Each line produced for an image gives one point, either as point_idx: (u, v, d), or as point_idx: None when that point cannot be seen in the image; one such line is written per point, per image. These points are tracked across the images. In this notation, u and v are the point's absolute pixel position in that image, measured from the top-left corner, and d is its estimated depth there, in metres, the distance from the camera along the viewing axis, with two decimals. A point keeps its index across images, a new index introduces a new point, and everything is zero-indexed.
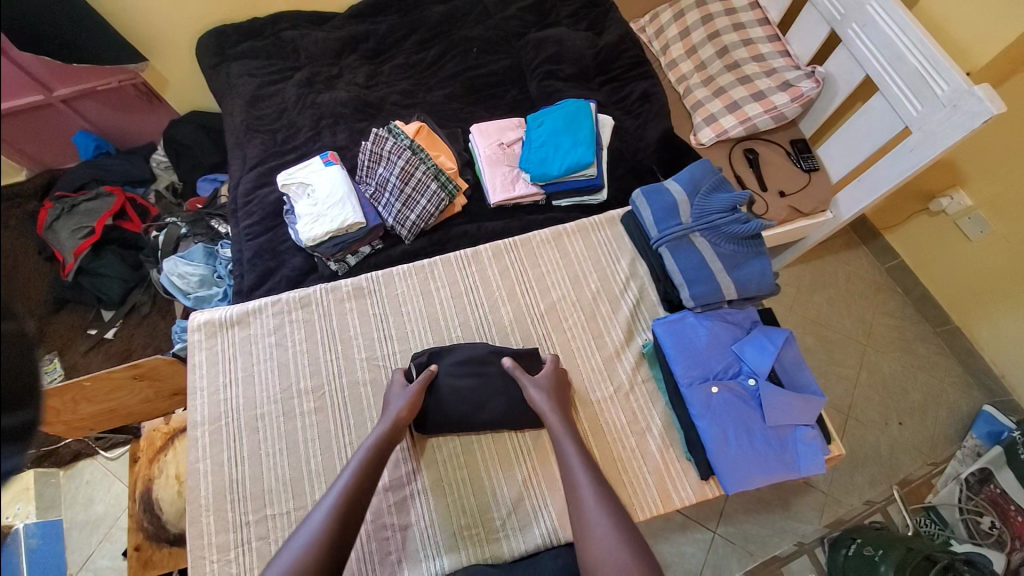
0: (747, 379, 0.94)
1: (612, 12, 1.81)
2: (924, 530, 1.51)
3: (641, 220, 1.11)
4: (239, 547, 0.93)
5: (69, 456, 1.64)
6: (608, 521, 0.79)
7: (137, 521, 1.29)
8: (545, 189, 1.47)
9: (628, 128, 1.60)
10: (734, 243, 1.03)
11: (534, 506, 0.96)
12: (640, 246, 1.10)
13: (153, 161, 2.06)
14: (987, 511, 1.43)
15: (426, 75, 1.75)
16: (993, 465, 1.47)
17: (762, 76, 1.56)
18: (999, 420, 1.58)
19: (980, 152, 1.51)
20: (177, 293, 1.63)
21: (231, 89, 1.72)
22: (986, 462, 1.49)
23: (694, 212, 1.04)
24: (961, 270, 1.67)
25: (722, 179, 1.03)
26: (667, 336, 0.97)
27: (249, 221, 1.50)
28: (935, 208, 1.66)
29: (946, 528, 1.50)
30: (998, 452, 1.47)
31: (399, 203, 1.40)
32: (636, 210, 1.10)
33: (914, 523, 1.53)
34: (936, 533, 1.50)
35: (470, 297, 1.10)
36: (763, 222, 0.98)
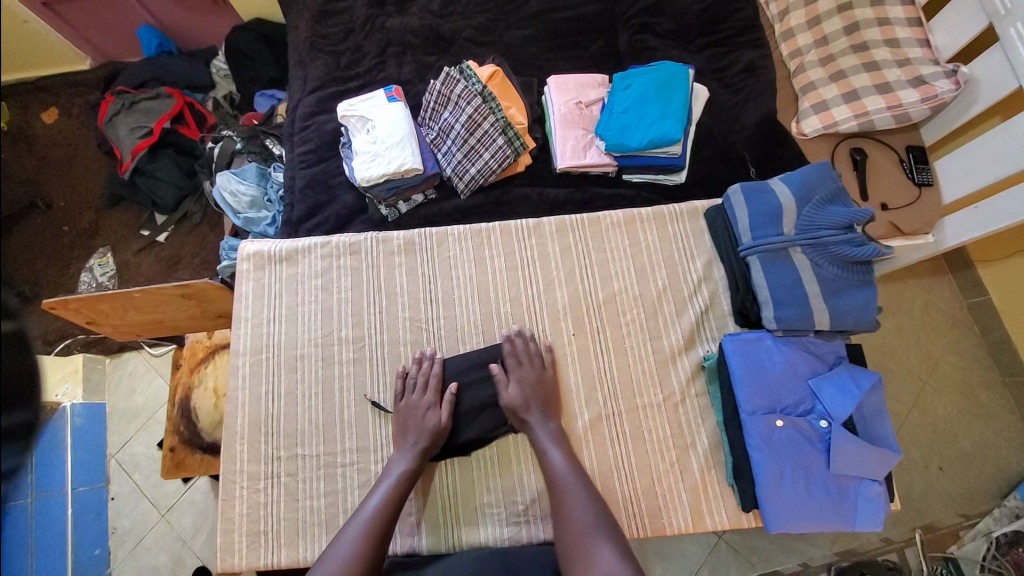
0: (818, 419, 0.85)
1: None
2: None
3: (730, 220, 0.99)
4: (269, 480, 0.96)
5: (115, 346, 1.73)
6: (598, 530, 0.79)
7: (175, 424, 1.36)
8: (619, 160, 1.34)
9: (723, 104, 1.42)
10: (834, 265, 0.91)
11: None
12: (722, 249, 0.99)
13: (212, 66, 1.97)
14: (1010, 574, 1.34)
15: (505, 11, 1.58)
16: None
17: (892, 65, 1.34)
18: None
19: None
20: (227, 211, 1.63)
21: (298, 0, 1.61)
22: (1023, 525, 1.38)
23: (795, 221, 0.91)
24: None
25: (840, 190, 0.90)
26: (736, 356, 0.88)
27: (304, 148, 1.45)
28: None
29: None
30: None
31: (460, 154, 1.31)
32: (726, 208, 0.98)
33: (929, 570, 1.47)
34: None
35: (525, 272, 1.02)
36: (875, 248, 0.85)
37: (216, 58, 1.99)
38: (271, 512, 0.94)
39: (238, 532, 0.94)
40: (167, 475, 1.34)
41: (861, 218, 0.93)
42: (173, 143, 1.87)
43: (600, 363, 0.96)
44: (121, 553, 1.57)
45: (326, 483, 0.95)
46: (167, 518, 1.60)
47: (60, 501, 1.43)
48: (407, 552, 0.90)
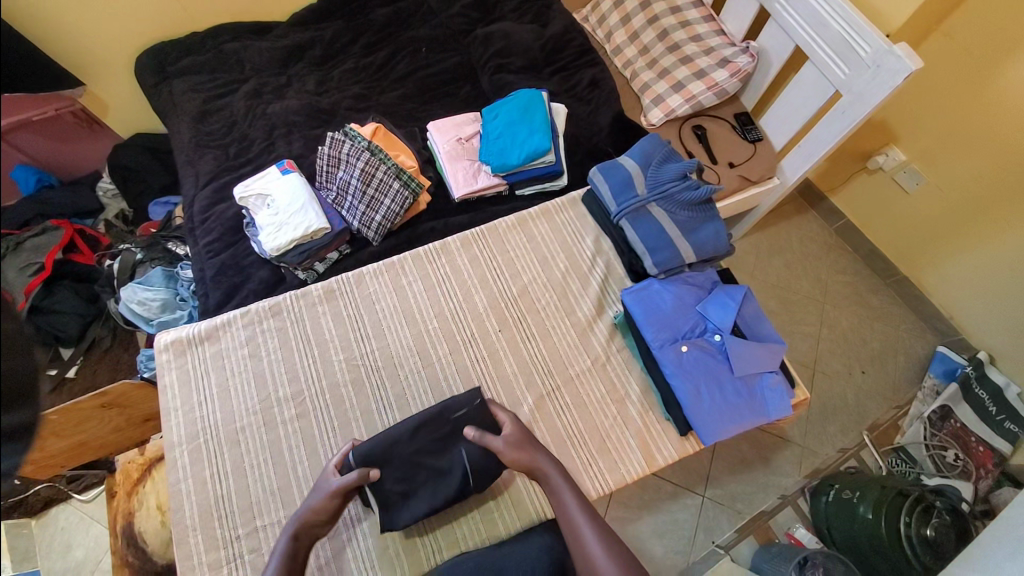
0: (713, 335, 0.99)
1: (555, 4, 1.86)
2: (896, 469, 1.60)
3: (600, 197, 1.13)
4: (233, 563, 0.92)
5: (39, 505, 1.56)
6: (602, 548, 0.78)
7: (121, 557, 1.25)
8: (508, 179, 1.49)
9: (582, 114, 1.64)
10: (687, 210, 1.08)
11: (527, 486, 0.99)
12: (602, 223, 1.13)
13: (99, 189, 1.99)
14: (951, 445, 1.57)
15: (377, 78, 1.75)
16: (951, 401, 1.63)
17: (701, 55, 1.62)
18: (952, 358, 1.72)
19: (906, 111, 1.62)
20: (141, 322, 1.59)
21: (176, 107, 1.68)
22: (946, 399, 1.64)
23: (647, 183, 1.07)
24: (905, 223, 1.79)
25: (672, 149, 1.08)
26: (635, 303, 1.00)
27: (208, 238, 1.48)
28: (873, 166, 1.77)
29: (914, 465, 1.59)
30: (955, 390, 1.64)
31: (363, 205, 1.40)
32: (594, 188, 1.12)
33: (886, 464, 1.62)
34: (907, 471, 1.58)
35: (442, 288, 1.10)
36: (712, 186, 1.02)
37: (101, 180, 2.01)
38: None
39: None
40: None
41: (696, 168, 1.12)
42: (69, 272, 1.81)
43: (529, 350, 1.04)
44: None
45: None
46: None
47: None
48: None
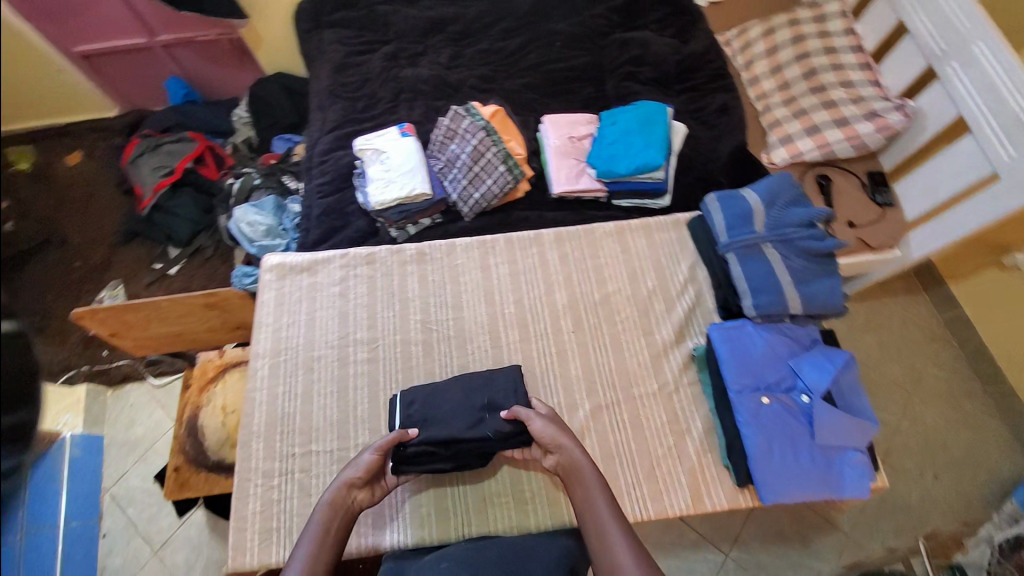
0: (800, 394, 0.94)
1: (700, 22, 1.82)
2: None
3: (711, 226, 1.10)
4: (283, 476, 0.99)
5: (118, 377, 1.77)
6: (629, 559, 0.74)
7: (180, 444, 1.38)
8: (609, 186, 1.48)
9: (702, 138, 1.58)
10: (804, 259, 1.03)
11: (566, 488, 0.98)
12: (705, 252, 1.10)
13: (235, 115, 2.19)
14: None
15: (506, 63, 1.80)
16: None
17: (847, 103, 1.52)
18: None
19: None
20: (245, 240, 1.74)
21: (321, 55, 1.82)
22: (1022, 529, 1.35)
23: (768, 223, 1.03)
24: None
25: (802, 194, 1.04)
26: (720, 337, 0.98)
27: (321, 179, 1.60)
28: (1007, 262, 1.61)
29: None
30: None
31: (466, 180, 1.45)
32: (707, 216, 1.09)
33: None
34: None
35: (526, 277, 1.12)
36: (840, 242, 0.98)
37: (237, 108, 2.21)
38: (285, 508, 0.97)
39: (251, 530, 0.96)
40: (170, 495, 1.35)
41: (824, 218, 1.07)
42: (193, 181, 2.04)
43: (598, 359, 1.03)
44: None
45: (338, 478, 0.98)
46: (158, 555, 1.60)
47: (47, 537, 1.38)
48: (419, 542, 0.94)
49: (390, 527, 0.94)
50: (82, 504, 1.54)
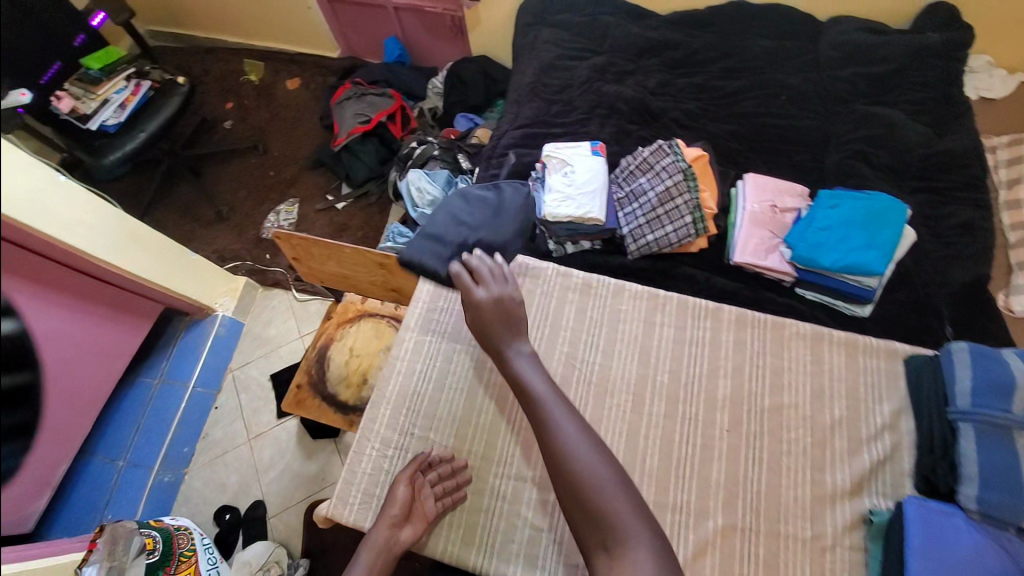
0: None
1: (967, 116, 1.52)
2: None
3: (948, 379, 0.95)
4: (396, 451, 1.02)
5: (271, 281, 1.99)
6: (579, 438, 0.80)
7: (308, 366, 1.51)
8: (800, 274, 1.30)
9: (930, 253, 1.33)
10: None
11: None
12: (928, 406, 0.96)
13: (430, 84, 2.29)
14: None
15: (717, 104, 1.67)
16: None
17: None
18: None
19: None
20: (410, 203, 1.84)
21: (532, 51, 1.85)
22: None
23: None
24: None
25: None
26: (914, 509, 0.85)
27: (498, 171, 1.62)
28: None
29: None
30: None
31: (643, 219, 1.38)
32: (951, 366, 0.94)
33: None
34: None
35: (690, 350, 1.03)
36: None
37: (435, 78, 2.31)
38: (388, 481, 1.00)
39: (355, 488, 1.00)
40: (287, 407, 1.47)
41: None
42: (381, 134, 2.18)
43: (749, 473, 0.93)
44: (200, 459, 1.70)
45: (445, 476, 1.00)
46: (251, 443, 1.71)
47: (175, 395, 1.69)
48: None
49: (478, 551, 0.94)
50: (209, 373, 1.76)
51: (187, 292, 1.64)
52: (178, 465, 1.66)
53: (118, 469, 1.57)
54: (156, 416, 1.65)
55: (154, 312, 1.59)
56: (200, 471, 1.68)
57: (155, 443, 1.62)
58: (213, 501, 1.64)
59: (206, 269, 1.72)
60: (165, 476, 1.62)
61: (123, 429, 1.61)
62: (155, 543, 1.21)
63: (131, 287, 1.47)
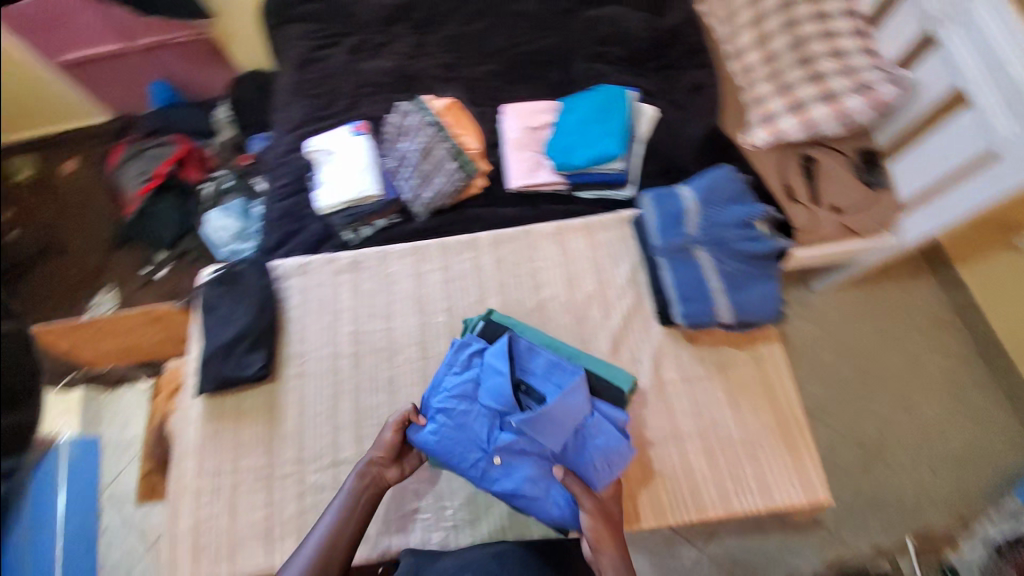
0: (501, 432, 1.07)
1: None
2: None
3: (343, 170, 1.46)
4: (210, 491, 1.14)
5: (112, 380, 1.77)
6: None
7: (152, 448, 1.42)
8: (569, 179, 1.42)
9: (670, 119, 1.47)
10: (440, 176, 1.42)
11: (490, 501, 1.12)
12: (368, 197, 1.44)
13: (215, 114, 2.14)
14: None
15: (470, 49, 1.70)
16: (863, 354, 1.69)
17: (837, 75, 1.41)
18: None
19: None
20: None
21: (283, 53, 1.74)
22: None
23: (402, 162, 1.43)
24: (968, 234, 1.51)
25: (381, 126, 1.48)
26: (434, 433, 1.07)
27: (278, 182, 1.55)
28: None
29: None
30: None
31: (415, 180, 1.43)
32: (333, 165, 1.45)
33: None
34: None
35: (457, 282, 1.27)
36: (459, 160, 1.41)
37: (217, 108, 2.16)
38: (214, 525, 1.12)
39: (183, 545, 1.11)
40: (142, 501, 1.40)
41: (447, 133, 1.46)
42: (175, 186, 2.03)
43: None
44: None
45: (263, 495, 1.13)
46: (153, 549, 1.61)
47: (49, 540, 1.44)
48: None
49: (317, 550, 1.08)
50: (82, 502, 1.59)
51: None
52: None
53: None
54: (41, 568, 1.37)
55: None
56: None
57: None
58: None
59: None
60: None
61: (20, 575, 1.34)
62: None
63: None
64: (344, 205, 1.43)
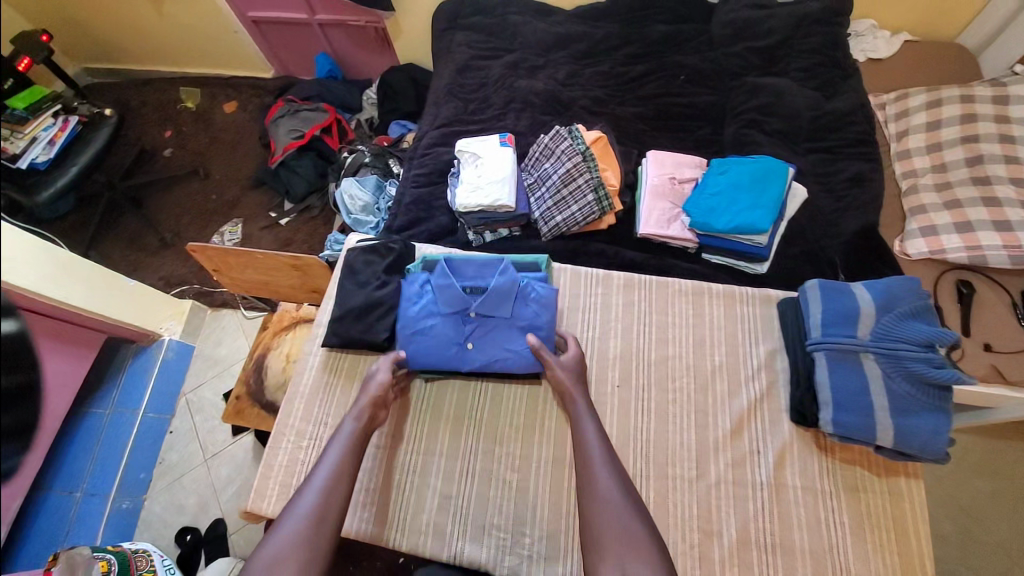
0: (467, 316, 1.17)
1: (781, 65, 1.67)
2: None
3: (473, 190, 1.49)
4: (310, 438, 1.20)
5: (219, 302, 1.91)
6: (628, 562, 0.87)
7: (246, 376, 1.52)
8: (702, 239, 1.39)
9: (822, 209, 1.44)
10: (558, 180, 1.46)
11: (565, 542, 1.06)
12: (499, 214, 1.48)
13: (365, 95, 2.25)
14: None
15: (623, 89, 1.72)
16: None
17: (1016, 205, 1.29)
18: None
19: None
20: None
21: (449, 54, 1.85)
22: None
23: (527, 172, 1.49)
24: None
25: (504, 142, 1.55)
26: (410, 346, 1.17)
27: (420, 170, 1.64)
28: None
29: None
30: None
31: (552, 201, 1.44)
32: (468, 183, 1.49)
33: None
34: None
35: (585, 313, 1.29)
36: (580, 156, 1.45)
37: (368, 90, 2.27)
38: (306, 471, 1.18)
39: (272, 481, 1.17)
40: (228, 418, 1.49)
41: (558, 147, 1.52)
42: (317, 148, 2.14)
43: (640, 427, 1.16)
44: (158, 484, 1.64)
45: None
46: (207, 464, 1.66)
47: (125, 423, 1.61)
48: (412, 548, 1.09)
49: (395, 528, 1.11)
50: (162, 400, 1.71)
51: (133, 321, 1.59)
52: (136, 491, 1.60)
53: (75, 500, 1.48)
54: (109, 446, 1.57)
55: (96, 341, 1.51)
56: (160, 496, 1.63)
57: (111, 469, 1.56)
58: (173, 524, 1.58)
59: (148, 295, 1.64)
60: (123, 503, 1.57)
61: (78, 460, 1.50)
62: (111, 565, 1.21)
63: (71, 316, 1.39)
64: (477, 206, 1.44)
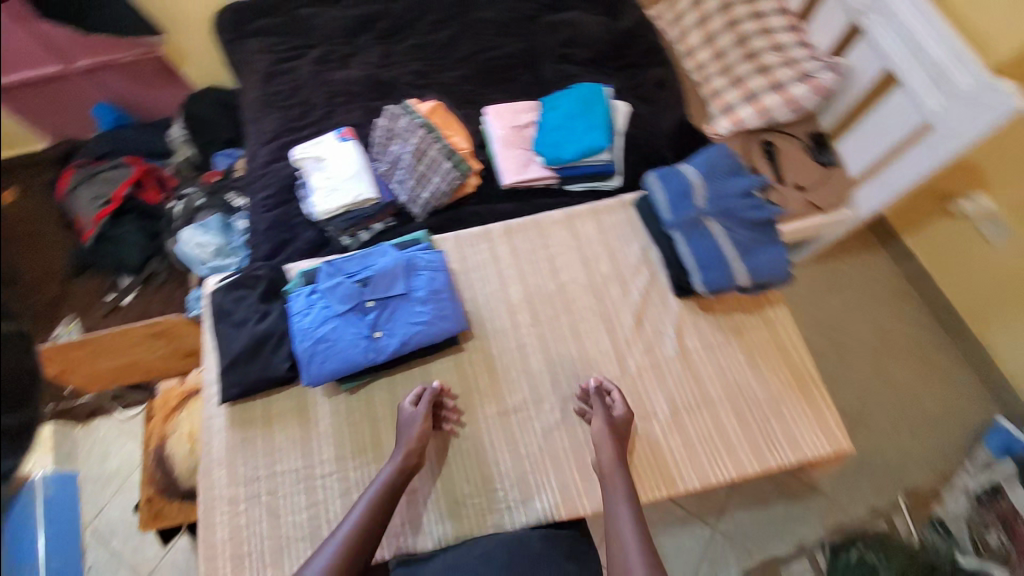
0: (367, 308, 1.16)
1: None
2: None
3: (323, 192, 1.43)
4: (249, 501, 1.11)
5: (84, 414, 1.60)
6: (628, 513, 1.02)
7: (150, 474, 1.33)
8: (559, 173, 1.48)
9: (643, 114, 1.59)
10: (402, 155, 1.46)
11: (535, 479, 1.13)
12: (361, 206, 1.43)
13: (168, 136, 1.94)
14: None
15: (440, 56, 1.72)
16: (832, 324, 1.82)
17: (781, 67, 1.53)
18: None
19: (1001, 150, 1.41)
20: None
21: (247, 66, 1.69)
22: None
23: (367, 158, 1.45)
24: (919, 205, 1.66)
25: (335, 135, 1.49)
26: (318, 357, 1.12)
27: (264, 193, 1.50)
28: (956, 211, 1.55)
29: None
30: None
31: (411, 181, 1.43)
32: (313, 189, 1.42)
33: None
34: None
35: (478, 274, 1.32)
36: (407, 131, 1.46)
37: (172, 129, 1.96)
38: (255, 534, 1.09)
39: (223, 558, 1.08)
40: (147, 526, 1.33)
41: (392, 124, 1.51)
42: (134, 209, 1.73)
43: (563, 356, 1.24)
44: None
45: (307, 496, 1.11)
46: None
47: None
48: (397, 552, 1.08)
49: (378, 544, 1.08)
50: (60, 542, 1.42)
51: None
52: None
53: None
54: None
55: None
56: None
57: None
58: None
59: None
60: None
61: None
62: None
63: None
64: (338, 209, 1.39)
